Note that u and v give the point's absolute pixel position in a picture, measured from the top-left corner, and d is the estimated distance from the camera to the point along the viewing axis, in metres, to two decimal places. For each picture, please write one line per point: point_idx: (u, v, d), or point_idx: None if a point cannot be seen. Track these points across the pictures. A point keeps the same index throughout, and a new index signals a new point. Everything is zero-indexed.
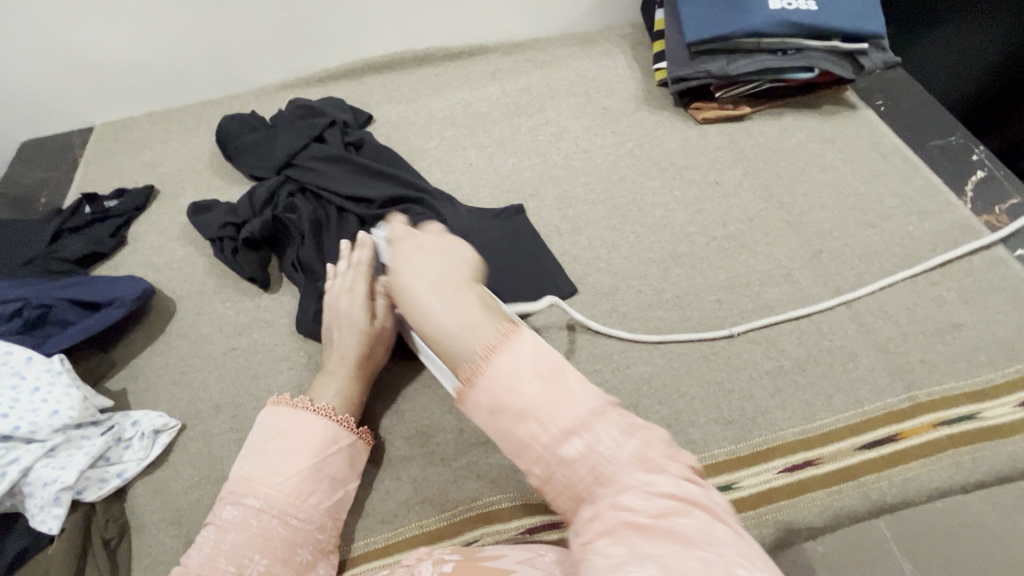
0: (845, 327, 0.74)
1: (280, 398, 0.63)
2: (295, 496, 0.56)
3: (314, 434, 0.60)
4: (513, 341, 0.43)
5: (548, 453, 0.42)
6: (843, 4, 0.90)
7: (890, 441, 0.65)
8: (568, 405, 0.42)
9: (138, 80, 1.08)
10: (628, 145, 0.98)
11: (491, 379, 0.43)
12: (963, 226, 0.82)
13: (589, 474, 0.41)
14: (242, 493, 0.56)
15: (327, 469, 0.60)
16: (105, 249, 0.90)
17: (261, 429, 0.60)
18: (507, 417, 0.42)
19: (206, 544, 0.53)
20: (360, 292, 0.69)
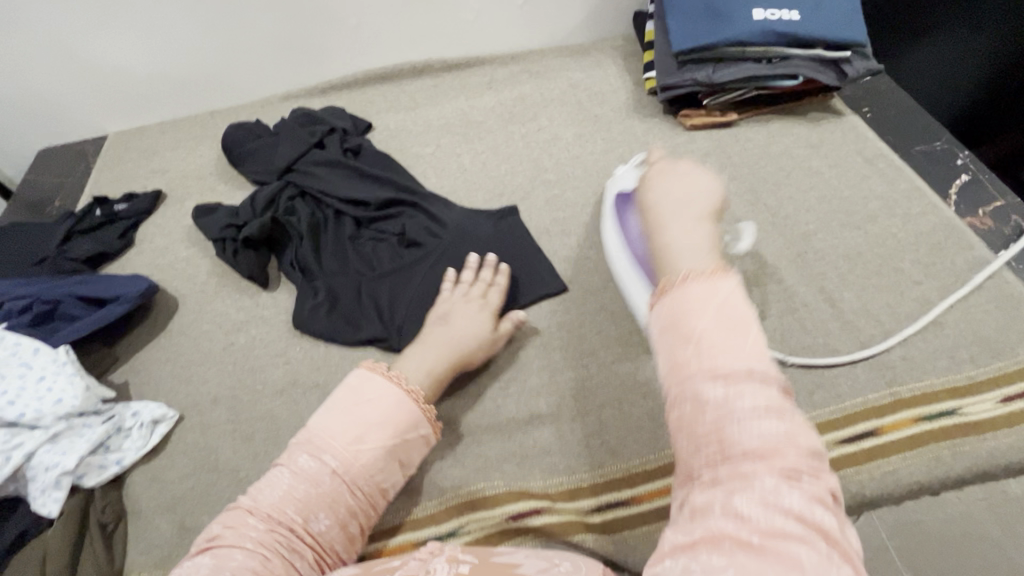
0: (827, 325, 0.75)
1: (376, 365, 0.62)
2: (366, 470, 0.58)
3: (396, 414, 0.60)
4: (717, 278, 0.44)
5: (692, 384, 0.40)
6: (824, 14, 0.93)
7: (871, 435, 0.66)
8: (735, 356, 0.40)
9: (151, 91, 1.13)
10: (618, 151, 1.00)
11: (676, 300, 0.44)
12: (946, 227, 0.83)
13: (718, 423, 0.38)
14: (321, 448, 0.58)
15: (401, 452, 0.60)
16: (113, 249, 0.94)
17: (348, 389, 0.60)
18: (669, 336, 0.43)
19: (280, 487, 0.56)
20: (492, 302, 0.75)
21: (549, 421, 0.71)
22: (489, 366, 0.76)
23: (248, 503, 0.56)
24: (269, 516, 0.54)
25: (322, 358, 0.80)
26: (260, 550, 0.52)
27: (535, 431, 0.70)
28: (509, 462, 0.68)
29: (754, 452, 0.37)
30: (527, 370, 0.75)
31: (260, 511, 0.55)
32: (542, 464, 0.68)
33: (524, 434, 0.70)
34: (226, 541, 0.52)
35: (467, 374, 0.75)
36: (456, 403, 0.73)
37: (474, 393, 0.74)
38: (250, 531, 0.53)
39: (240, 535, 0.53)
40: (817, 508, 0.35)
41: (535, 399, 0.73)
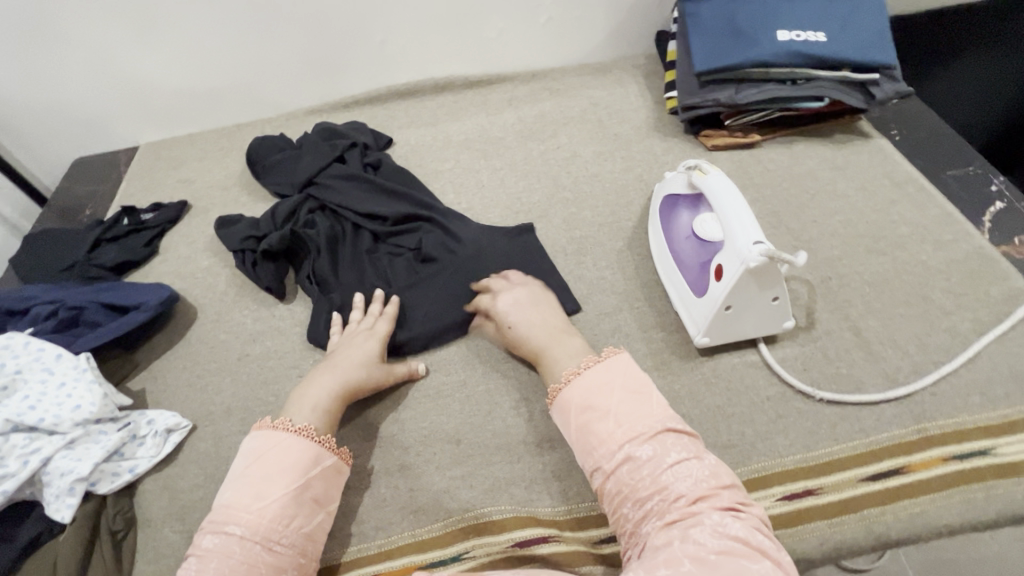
0: (852, 355, 0.73)
1: (275, 421, 0.63)
2: (277, 521, 0.57)
3: (295, 455, 0.61)
4: (613, 358, 0.63)
5: (624, 449, 0.56)
6: (852, 35, 0.91)
7: (897, 474, 0.63)
8: (648, 415, 0.58)
9: (182, 104, 1.17)
10: (637, 170, 1.00)
11: (585, 387, 0.61)
12: (980, 256, 0.80)
13: (655, 476, 0.54)
14: (225, 521, 0.56)
15: (309, 490, 0.60)
16: (138, 257, 0.96)
17: (245, 456, 0.61)
18: (594, 415, 0.59)
19: (189, 574, 0.54)
20: (379, 330, 0.75)
21: (560, 445, 0.69)
22: (501, 385, 0.75)
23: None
24: None
25: None
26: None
27: (545, 454, 0.69)
28: (518, 486, 0.67)
29: (684, 490, 0.52)
30: (539, 391, 0.74)
31: None
32: (551, 489, 0.66)
33: (533, 458, 0.69)
34: None
35: (478, 393, 0.75)
36: (466, 422, 0.72)
37: (484, 413, 0.73)
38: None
39: None
40: (754, 532, 0.48)
41: (546, 421, 0.71)
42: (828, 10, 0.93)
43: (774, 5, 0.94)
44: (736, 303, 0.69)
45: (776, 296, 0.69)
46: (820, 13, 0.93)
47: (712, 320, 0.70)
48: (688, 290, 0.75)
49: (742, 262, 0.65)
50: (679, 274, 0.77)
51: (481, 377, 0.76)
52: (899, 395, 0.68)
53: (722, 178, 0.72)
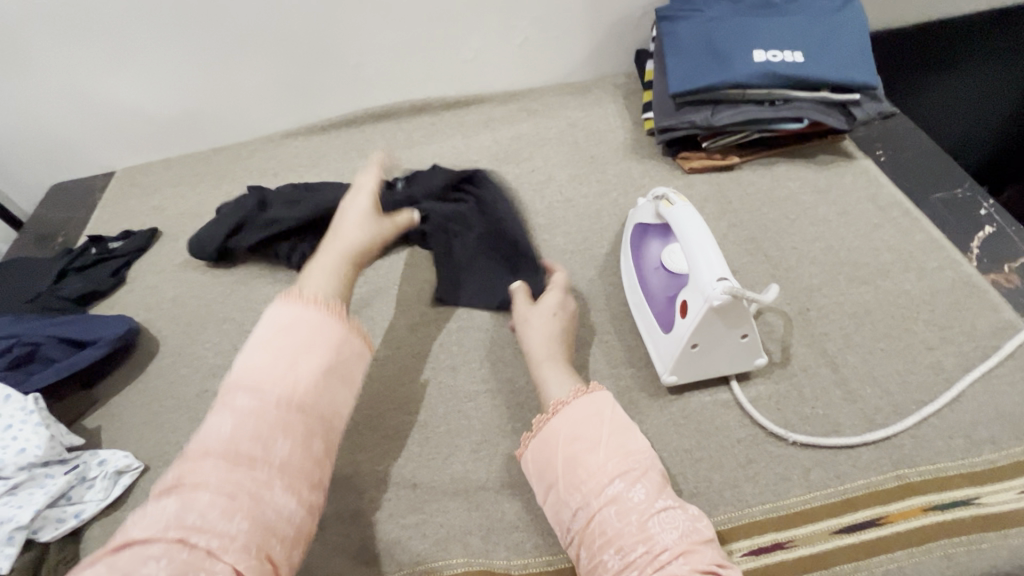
0: (829, 394, 0.69)
1: (292, 291, 0.58)
2: (316, 385, 0.52)
3: (326, 331, 0.55)
4: (598, 393, 0.62)
5: (614, 490, 0.54)
6: (831, 54, 0.88)
7: (873, 525, 0.59)
8: (637, 454, 0.56)
9: (157, 129, 1.16)
10: (612, 195, 0.97)
11: (573, 416, 0.60)
12: (967, 286, 0.76)
13: (642, 522, 0.52)
14: (259, 383, 0.50)
15: (344, 366, 0.56)
16: (103, 288, 0.95)
17: (269, 319, 0.55)
18: (583, 446, 0.57)
19: (222, 424, 0.47)
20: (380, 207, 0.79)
21: (520, 491, 0.66)
22: (462, 425, 0.72)
23: (197, 444, 0.47)
24: (220, 453, 0.46)
25: None
26: (227, 488, 0.45)
27: (504, 501, 0.66)
28: (474, 535, 0.64)
29: (670, 543, 0.50)
30: (501, 432, 0.71)
31: (211, 450, 0.46)
32: (509, 539, 0.63)
33: (492, 505, 0.66)
34: (183, 484, 0.44)
35: (438, 434, 0.72)
36: (423, 465, 0.69)
37: (442, 455, 0.70)
38: (208, 471, 0.45)
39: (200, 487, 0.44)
40: None
41: (507, 466, 0.68)
42: (807, 28, 0.90)
43: (749, 24, 0.91)
44: (702, 340, 0.65)
45: (745, 333, 0.65)
46: (799, 32, 0.90)
47: (678, 358, 0.67)
48: (656, 324, 0.72)
49: (705, 299, 0.62)
50: (648, 308, 0.74)
51: (442, 416, 0.73)
52: (878, 438, 0.64)
53: (689, 209, 0.69)
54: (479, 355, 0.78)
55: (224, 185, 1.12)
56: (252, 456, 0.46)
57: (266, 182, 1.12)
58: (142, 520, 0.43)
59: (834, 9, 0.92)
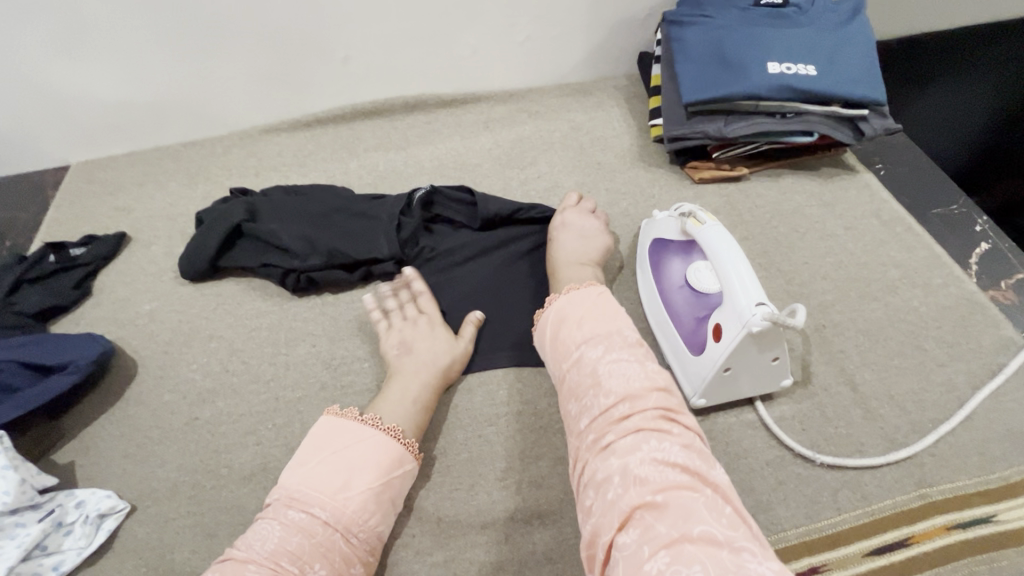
0: (850, 413, 0.70)
1: (345, 411, 0.63)
2: (359, 512, 0.57)
3: (378, 454, 0.60)
4: (588, 288, 0.66)
5: (580, 358, 0.58)
6: (843, 69, 0.88)
7: (902, 546, 0.60)
8: (611, 331, 0.60)
9: (121, 120, 1.05)
10: (622, 204, 0.95)
11: (557, 308, 0.65)
12: (969, 303, 0.79)
13: (602, 385, 0.55)
14: (308, 501, 0.56)
15: (389, 491, 0.60)
16: (66, 301, 0.84)
17: (321, 437, 0.61)
18: (565, 329, 0.62)
19: (270, 539, 0.54)
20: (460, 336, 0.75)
21: (550, 522, 0.64)
22: (485, 451, 0.69)
23: (239, 553, 0.53)
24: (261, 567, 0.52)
25: (296, 438, 0.71)
26: None
27: (535, 533, 0.63)
28: (507, 571, 0.61)
29: (624, 400, 0.53)
30: (527, 459, 0.68)
31: (251, 562, 0.52)
32: (543, 574, 0.61)
33: (522, 537, 0.63)
34: None
35: (459, 462, 0.68)
36: (446, 496, 0.66)
37: (466, 486, 0.66)
38: None
39: None
40: (691, 457, 0.47)
41: (535, 494, 0.66)
42: (818, 42, 0.90)
43: (762, 33, 0.90)
44: (735, 364, 0.64)
45: (776, 357, 0.65)
46: (811, 44, 0.89)
47: (709, 381, 0.66)
48: (682, 345, 0.71)
49: (743, 325, 0.61)
50: (673, 326, 0.73)
51: (463, 442, 0.70)
52: (900, 458, 0.65)
53: (720, 230, 0.67)
54: (498, 375, 0.75)
55: (200, 185, 1.02)
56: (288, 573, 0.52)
57: (247, 183, 1.03)
58: None
59: (843, 21, 0.92)
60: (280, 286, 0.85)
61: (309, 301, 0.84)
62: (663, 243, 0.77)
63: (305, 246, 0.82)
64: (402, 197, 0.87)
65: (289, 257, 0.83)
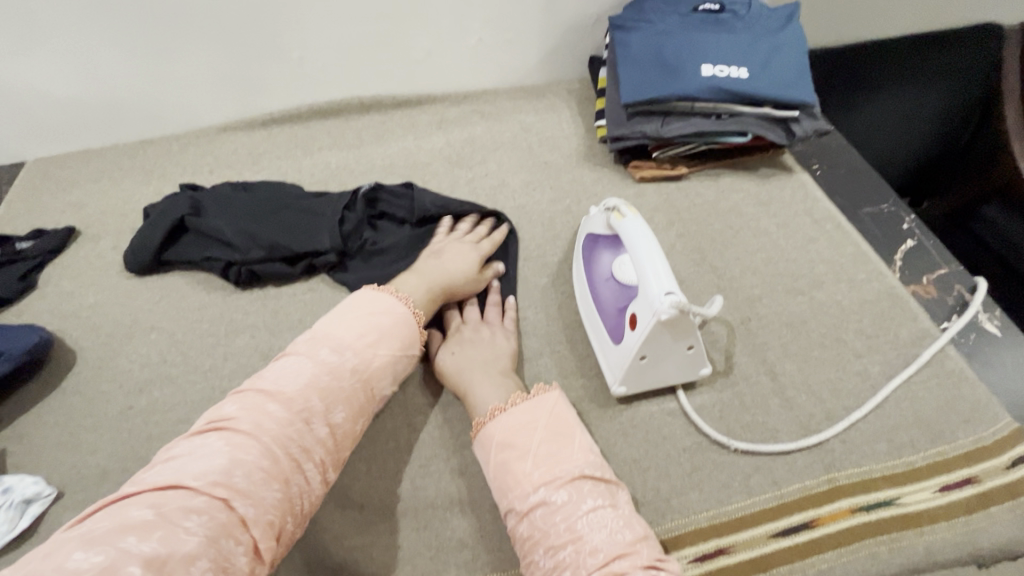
0: (768, 402, 0.72)
1: (382, 287, 0.69)
2: (379, 373, 0.63)
3: (404, 330, 0.66)
4: (535, 398, 0.63)
5: (539, 494, 0.55)
6: (774, 72, 0.91)
7: (808, 527, 0.62)
8: (569, 457, 0.58)
9: (77, 117, 1.07)
10: (565, 202, 0.97)
11: (501, 426, 0.61)
12: (891, 297, 0.81)
13: (569, 525, 0.53)
14: (329, 345, 0.61)
15: (404, 365, 0.66)
16: (9, 293, 0.85)
17: (355, 306, 0.66)
18: (513, 453, 0.59)
19: (300, 376, 0.57)
20: (484, 249, 0.82)
21: (470, 508, 0.65)
22: (412, 440, 0.70)
23: (266, 391, 0.56)
24: (293, 399, 0.55)
25: None
26: (276, 439, 0.52)
27: (454, 518, 0.64)
28: (424, 555, 0.62)
29: (600, 544, 0.52)
30: (453, 446, 0.70)
31: (282, 395, 0.55)
32: (459, 557, 0.62)
33: (442, 522, 0.64)
34: (239, 424, 0.52)
35: (386, 450, 0.69)
36: (370, 483, 0.67)
37: (389, 473, 0.67)
38: (272, 411, 0.54)
39: (256, 422, 0.52)
40: None
41: (457, 481, 0.67)
42: (751, 47, 0.93)
43: (699, 37, 0.94)
44: (650, 352, 0.66)
45: (690, 345, 0.67)
46: (745, 49, 0.93)
47: (627, 369, 0.68)
48: (606, 335, 0.73)
49: (654, 313, 0.63)
50: (598, 317, 0.74)
51: (391, 430, 0.71)
52: (811, 444, 0.67)
53: (640, 223, 0.69)
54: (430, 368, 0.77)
55: (153, 182, 1.03)
56: (312, 411, 0.56)
57: (200, 180, 1.05)
58: (189, 456, 0.49)
59: (776, 27, 0.95)
60: (224, 279, 0.86)
61: (251, 293, 0.86)
62: (596, 237, 0.79)
63: (247, 239, 0.84)
64: (346, 194, 0.90)
65: (231, 250, 0.85)
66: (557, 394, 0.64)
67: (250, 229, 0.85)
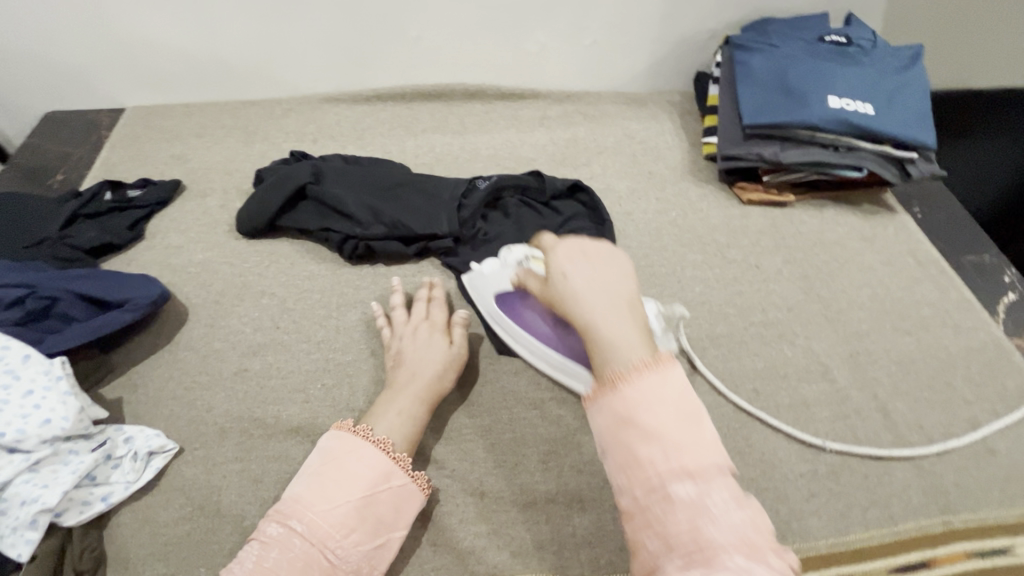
0: (880, 437, 0.73)
1: (342, 422, 0.62)
2: (337, 528, 0.54)
3: (367, 469, 0.58)
4: (664, 369, 0.46)
5: (661, 484, 0.42)
6: (897, 112, 0.92)
7: (926, 567, 0.64)
8: (705, 452, 0.43)
9: (183, 70, 1.06)
10: (671, 214, 0.97)
11: (634, 392, 0.46)
12: (996, 346, 0.82)
13: (690, 522, 0.41)
14: (289, 514, 0.54)
15: (374, 507, 0.56)
16: (119, 240, 0.85)
17: (319, 450, 0.59)
18: (636, 434, 0.44)
19: (248, 559, 0.51)
20: (438, 323, 0.74)
21: (590, 507, 0.65)
22: (529, 433, 0.70)
23: (233, 559, 0.52)
24: None
25: (344, 400, 0.72)
26: None
27: (575, 516, 0.65)
28: (547, 549, 0.63)
29: (717, 533, 0.40)
30: (570, 444, 0.70)
31: None
32: (582, 555, 0.62)
33: (563, 519, 0.64)
34: None
35: (504, 441, 0.70)
36: (489, 473, 0.67)
37: (509, 465, 0.68)
38: None
39: None
40: None
41: (576, 479, 0.67)
42: (876, 84, 0.93)
43: (826, 68, 0.94)
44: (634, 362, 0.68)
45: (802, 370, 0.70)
46: (870, 86, 0.93)
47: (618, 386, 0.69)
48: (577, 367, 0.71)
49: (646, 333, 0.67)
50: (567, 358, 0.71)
51: (507, 421, 0.71)
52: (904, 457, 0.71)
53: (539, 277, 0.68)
54: None
55: (256, 144, 1.03)
56: None
57: (303, 148, 1.04)
58: None
59: (901, 67, 0.96)
60: (335, 252, 0.86)
61: (361, 269, 0.85)
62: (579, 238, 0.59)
63: (366, 216, 0.84)
64: (463, 181, 0.89)
65: (348, 225, 0.85)
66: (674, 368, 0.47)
67: (368, 208, 0.84)
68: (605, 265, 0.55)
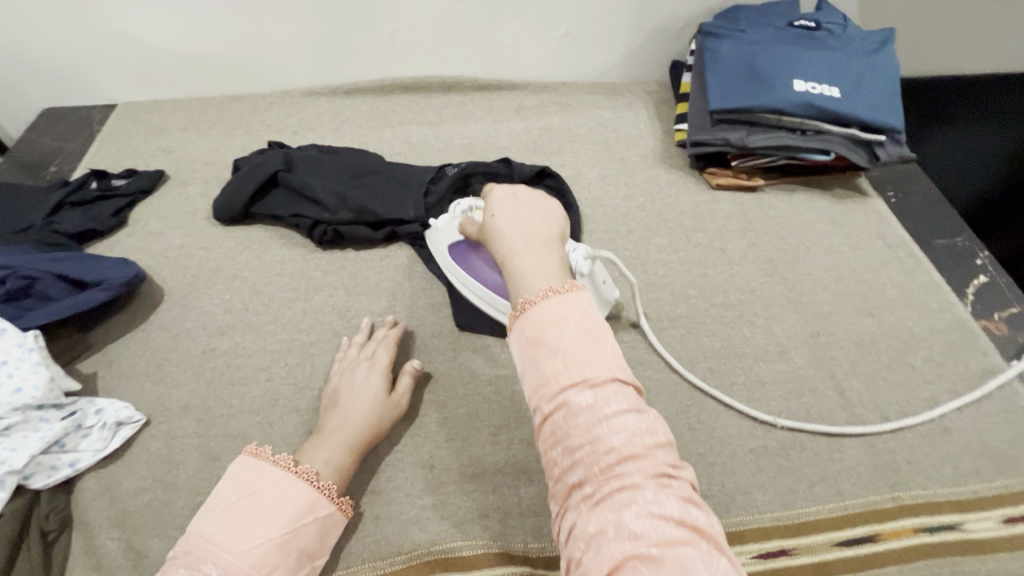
0: (834, 416, 0.73)
1: (259, 451, 0.60)
2: (257, 569, 0.51)
3: (290, 501, 0.56)
4: (571, 295, 0.48)
5: (562, 393, 0.43)
6: (865, 95, 0.91)
7: (870, 541, 0.64)
8: (603, 364, 0.44)
9: (171, 67, 1.10)
10: (639, 200, 0.98)
11: (539, 315, 0.47)
12: (961, 328, 0.81)
13: (590, 424, 0.41)
14: (200, 559, 0.50)
15: (297, 542, 0.55)
16: (102, 227, 0.89)
17: (232, 483, 0.56)
18: (543, 351, 0.45)
19: None
20: (381, 362, 0.72)
21: (537, 479, 0.67)
22: (482, 409, 0.72)
23: None
24: None
25: (305, 377, 0.75)
26: None
27: (521, 487, 0.66)
28: (492, 518, 0.64)
29: (616, 442, 0.40)
30: (522, 420, 0.71)
31: None
32: (525, 524, 0.64)
33: (509, 490, 0.66)
34: None
35: (457, 416, 0.72)
36: (440, 446, 0.69)
37: (460, 439, 0.70)
38: None
39: None
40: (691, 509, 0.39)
41: (525, 452, 0.69)
42: (844, 68, 0.93)
43: (793, 53, 0.94)
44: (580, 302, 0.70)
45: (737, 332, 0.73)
46: (837, 69, 0.93)
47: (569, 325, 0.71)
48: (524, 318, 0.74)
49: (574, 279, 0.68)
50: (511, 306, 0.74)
51: (462, 398, 0.73)
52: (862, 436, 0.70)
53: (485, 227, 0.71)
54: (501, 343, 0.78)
55: (238, 136, 1.07)
56: None
57: (284, 139, 1.08)
58: None
59: (871, 50, 0.95)
60: (306, 237, 0.89)
61: (331, 254, 0.88)
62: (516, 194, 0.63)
63: (335, 202, 0.87)
64: (432, 169, 0.91)
65: (317, 211, 0.88)
66: (582, 295, 0.49)
67: (337, 194, 0.87)
68: (537, 207, 0.61)
